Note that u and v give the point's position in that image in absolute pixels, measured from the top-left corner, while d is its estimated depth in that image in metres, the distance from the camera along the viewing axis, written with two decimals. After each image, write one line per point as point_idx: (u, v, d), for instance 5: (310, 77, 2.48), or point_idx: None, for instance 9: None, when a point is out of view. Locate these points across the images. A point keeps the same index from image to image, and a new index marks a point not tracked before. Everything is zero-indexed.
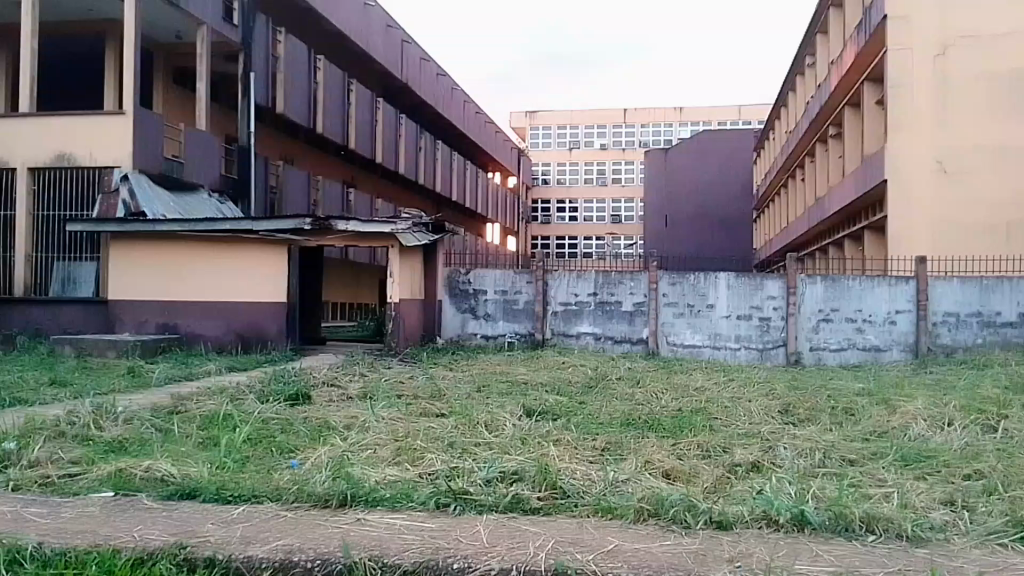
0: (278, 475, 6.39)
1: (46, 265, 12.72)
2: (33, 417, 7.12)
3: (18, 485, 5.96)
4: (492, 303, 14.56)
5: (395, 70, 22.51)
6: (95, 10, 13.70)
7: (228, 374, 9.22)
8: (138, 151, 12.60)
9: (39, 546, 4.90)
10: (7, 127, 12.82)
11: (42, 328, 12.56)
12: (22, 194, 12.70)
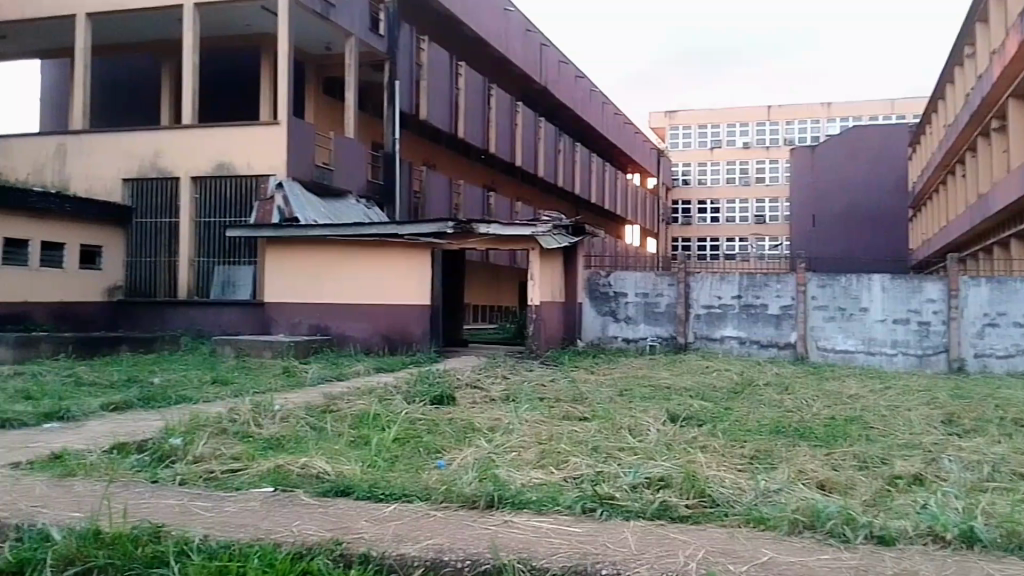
0: (427, 475, 6.43)
1: (208, 270, 13.50)
2: (198, 414, 7.43)
3: (185, 479, 6.18)
4: (633, 305, 14.73)
5: (535, 73, 22.53)
6: (252, 24, 14.65)
7: (375, 374, 9.55)
8: (292, 159, 13.25)
9: (204, 540, 5.00)
10: (172, 138, 13.63)
11: (204, 329, 13.27)
12: (187, 202, 13.53)
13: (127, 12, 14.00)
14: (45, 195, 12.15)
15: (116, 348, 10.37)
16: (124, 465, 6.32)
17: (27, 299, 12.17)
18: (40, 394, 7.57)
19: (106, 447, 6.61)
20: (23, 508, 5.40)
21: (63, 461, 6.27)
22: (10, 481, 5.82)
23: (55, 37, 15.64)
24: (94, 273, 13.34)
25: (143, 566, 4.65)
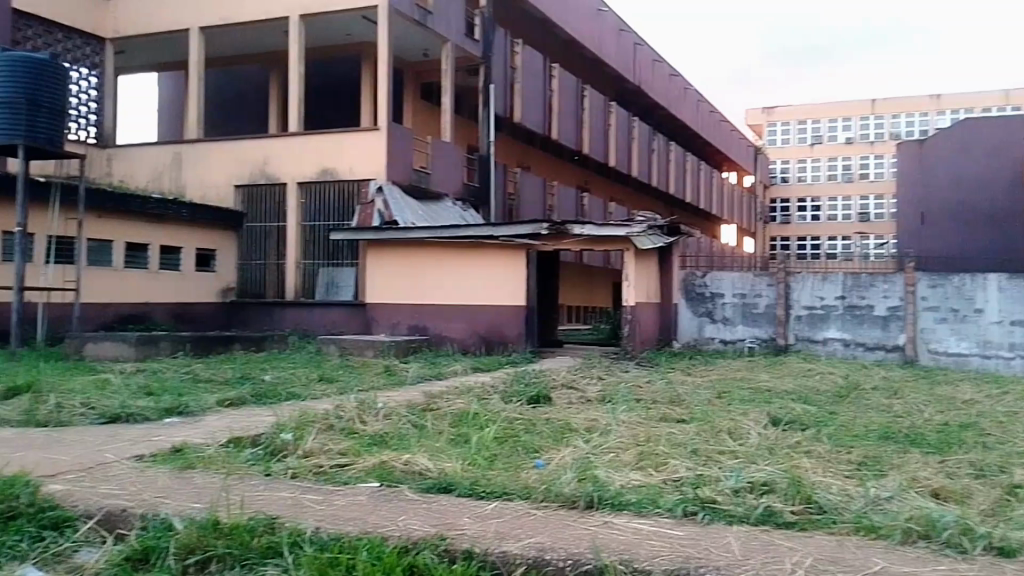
0: (526, 475, 6.46)
1: (313, 271, 14.02)
2: (306, 410, 7.71)
3: (296, 473, 6.41)
4: (730, 306, 14.73)
5: (628, 73, 22.38)
6: (353, 33, 15.20)
7: (473, 374, 9.69)
8: (392, 163, 13.63)
9: (315, 532, 5.16)
10: (279, 145, 14.17)
11: (310, 329, 13.79)
12: (293, 207, 14.09)
13: (237, 25, 14.73)
14: (163, 201, 13.01)
15: (229, 346, 10.74)
16: (239, 459, 6.59)
17: (147, 299, 13.01)
18: (161, 390, 8.00)
19: (222, 441, 6.91)
20: (148, 498, 5.70)
21: (183, 454, 6.56)
22: (136, 473, 6.16)
23: (167, 51, 16.57)
24: (207, 275, 14.10)
25: (259, 556, 4.86)
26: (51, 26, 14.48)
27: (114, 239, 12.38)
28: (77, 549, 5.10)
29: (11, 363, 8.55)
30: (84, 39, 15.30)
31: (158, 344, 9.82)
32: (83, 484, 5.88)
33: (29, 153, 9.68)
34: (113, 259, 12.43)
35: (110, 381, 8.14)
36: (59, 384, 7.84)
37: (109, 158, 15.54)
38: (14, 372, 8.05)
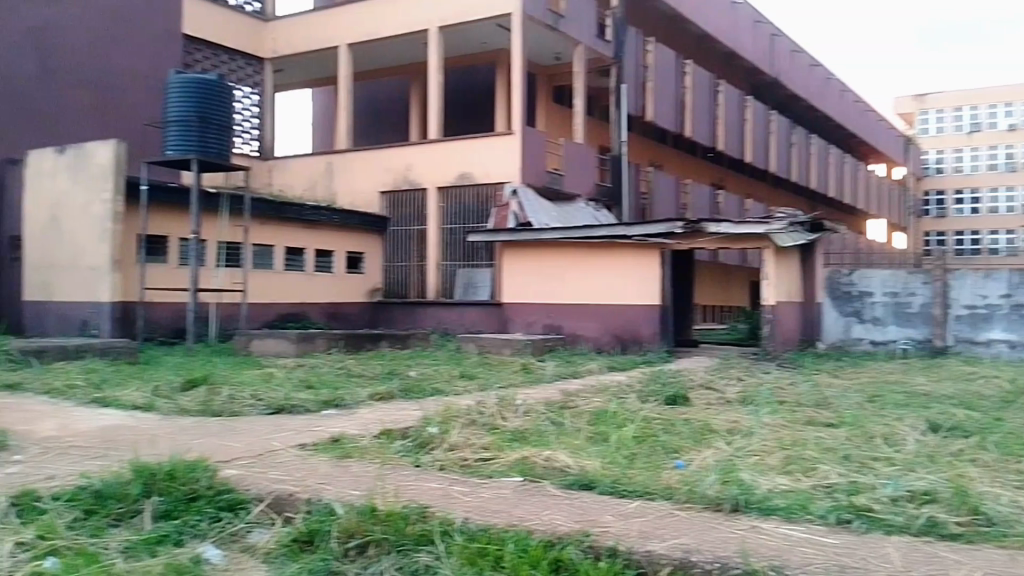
0: (667, 474, 6.44)
1: (452, 272, 14.52)
2: (450, 405, 8.03)
3: (444, 465, 6.69)
4: (881, 306, 14.03)
5: (764, 65, 21.69)
6: (488, 41, 15.71)
7: (609, 373, 9.74)
8: (527, 166, 13.94)
9: (463, 523, 5.38)
10: (420, 153, 14.75)
11: (450, 328, 14.27)
12: (433, 211, 14.68)
13: (380, 40, 15.53)
14: (317, 208, 13.90)
15: (377, 344, 11.25)
16: (392, 451, 6.95)
17: (302, 300, 13.87)
18: (319, 383, 8.55)
19: (375, 433, 7.33)
20: (311, 484, 6.12)
21: (341, 444, 7.02)
22: (300, 460, 6.63)
23: (314, 69, 17.70)
24: (356, 277, 14.89)
25: (413, 542, 5.07)
26: (217, 48, 15.87)
27: (274, 244, 13.32)
28: (250, 530, 5.52)
29: (190, 358, 9.38)
30: (246, 60, 16.54)
31: (313, 341, 10.44)
32: (254, 470, 6.39)
33: (199, 166, 10.54)
34: (273, 262, 13.34)
35: (274, 375, 8.78)
36: (230, 377, 8.56)
37: (269, 169, 16.49)
38: (192, 366, 8.85)
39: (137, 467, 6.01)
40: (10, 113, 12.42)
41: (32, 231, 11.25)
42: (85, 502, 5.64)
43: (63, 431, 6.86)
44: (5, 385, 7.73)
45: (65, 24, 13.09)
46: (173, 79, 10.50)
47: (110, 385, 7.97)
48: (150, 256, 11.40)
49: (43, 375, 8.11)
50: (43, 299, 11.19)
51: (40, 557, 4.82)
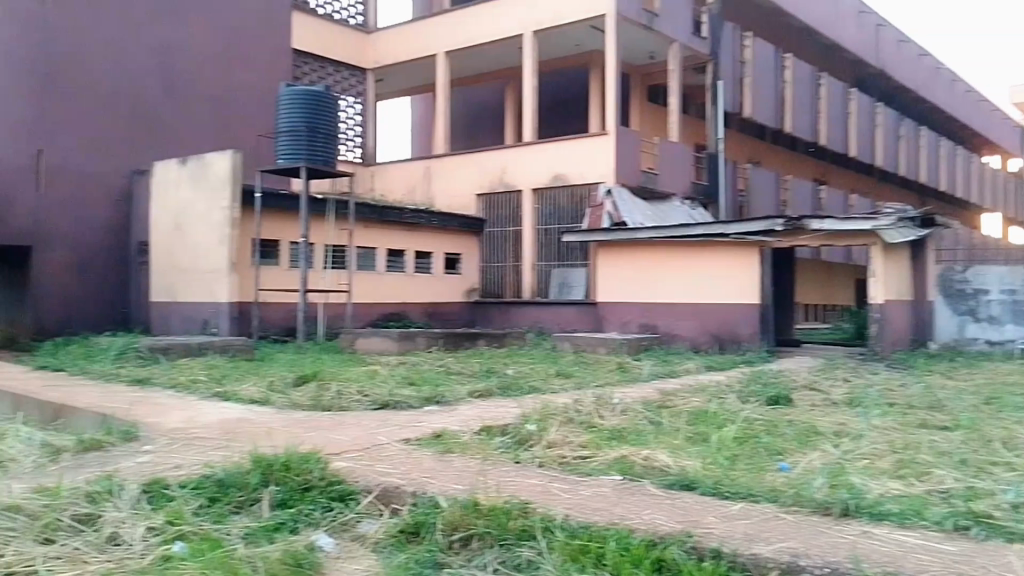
0: (772, 477, 6.34)
1: (546, 272, 14.75)
2: (547, 403, 8.15)
3: (543, 462, 6.80)
4: (997, 304, 13.38)
5: (869, 56, 20.88)
6: (583, 43, 15.84)
7: (707, 373, 9.68)
8: (621, 166, 13.97)
9: (564, 519, 5.45)
10: (515, 155, 15.01)
11: (545, 327, 14.44)
12: (529, 211, 14.90)
13: (477, 46, 15.92)
14: (416, 210, 14.26)
15: (474, 342, 11.48)
16: (492, 447, 7.12)
17: (403, 299, 14.30)
18: (421, 380, 8.85)
19: (476, 429, 7.53)
20: (416, 477, 6.35)
21: (443, 440, 7.24)
22: (404, 454, 6.89)
23: (412, 76, 18.28)
24: (454, 277, 15.24)
25: (515, 537, 5.19)
26: (323, 60, 16.67)
27: (376, 246, 13.75)
28: (360, 520, 5.81)
29: (300, 355, 9.88)
30: (351, 71, 17.31)
31: (414, 339, 10.78)
32: (363, 462, 6.68)
33: (307, 173, 11.08)
34: (376, 263, 13.80)
35: (378, 371, 9.13)
36: (338, 373, 8.96)
37: (371, 174, 17.35)
38: (303, 362, 9.30)
39: (255, 457, 6.37)
40: (141, 129, 13.39)
41: (158, 237, 12.07)
42: (209, 491, 6.02)
43: (189, 423, 7.36)
44: (138, 379, 8.36)
45: (187, 45, 14.00)
46: (284, 92, 11.00)
47: (230, 379, 8.50)
48: (263, 258, 12.07)
49: (170, 370, 8.72)
50: (169, 300, 12.01)
51: (170, 541, 5.17)
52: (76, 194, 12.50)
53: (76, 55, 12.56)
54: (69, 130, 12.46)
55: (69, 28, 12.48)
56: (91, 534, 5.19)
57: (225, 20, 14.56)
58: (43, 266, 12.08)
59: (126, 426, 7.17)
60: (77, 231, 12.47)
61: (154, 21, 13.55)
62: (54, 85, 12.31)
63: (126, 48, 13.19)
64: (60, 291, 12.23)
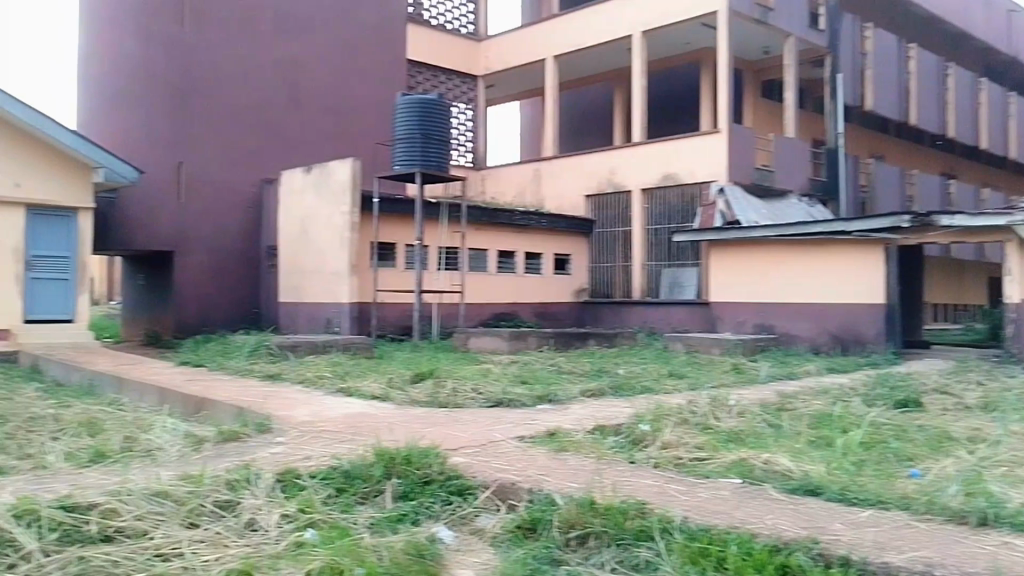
0: (902, 483, 6.11)
1: (657, 273, 14.86)
2: (661, 404, 8.13)
3: (659, 463, 6.78)
4: None
5: (999, 43, 19.81)
6: (694, 41, 15.78)
7: (828, 375, 9.47)
8: (734, 164, 13.90)
9: (683, 521, 5.40)
10: (625, 156, 15.18)
11: (656, 327, 14.50)
12: (638, 212, 15.05)
13: (586, 49, 16.16)
14: (526, 212, 14.44)
15: (584, 342, 11.54)
16: (606, 446, 7.18)
17: (514, 299, 14.53)
18: (534, 378, 8.98)
19: (590, 428, 7.58)
20: (532, 474, 6.47)
21: (557, 438, 7.34)
22: (520, 451, 7.03)
23: (521, 82, 18.68)
24: (564, 278, 15.39)
25: (633, 537, 5.20)
26: (436, 69, 17.24)
27: (487, 247, 14.00)
28: (478, 514, 6.00)
29: (417, 353, 10.23)
30: (462, 79, 17.85)
31: (526, 339, 10.96)
32: (480, 458, 6.86)
33: (424, 178, 11.45)
34: (487, 265, 14.05)
35: (491, 370, 9.33)
36: (454, 370, 9.23)
37: (483, 178, 17.71)
38: (419, 360, 9.63)
39: (378, 450, 6.62)
40: (269, 142, 14.10)
41: (285, 241, 12.75)
42: (336, 481, 6.31)
43: (316, 417, 7.76)
44: (269, 374, 8.88)
45: (309, 58, 14.62)
46: (401, 101, 11.42)
47: (353, 375, 8.90)
48: (381, 261, 12.54)
49: (297, 366, 9.21)
50: (294, 301, 12.66)
51: (302, 529, 5.46)
52: (211, 203, 13.31)
53: (212, 73, 13.42)
54: (205, 143, 13.29)
55: (204, 46, 13.32)
56: (232, 520, 5.54)
57: (345, 32, 15.11)
58: (183, 269, 12.98)
59: (260, 418, 7.62)
60: (213, 237, 13.28)
61: (280, 37, 14.26)
62: (191, 100, 13.17)
63: (256, 65, 13.96)
64: (199, 292, 13.11)
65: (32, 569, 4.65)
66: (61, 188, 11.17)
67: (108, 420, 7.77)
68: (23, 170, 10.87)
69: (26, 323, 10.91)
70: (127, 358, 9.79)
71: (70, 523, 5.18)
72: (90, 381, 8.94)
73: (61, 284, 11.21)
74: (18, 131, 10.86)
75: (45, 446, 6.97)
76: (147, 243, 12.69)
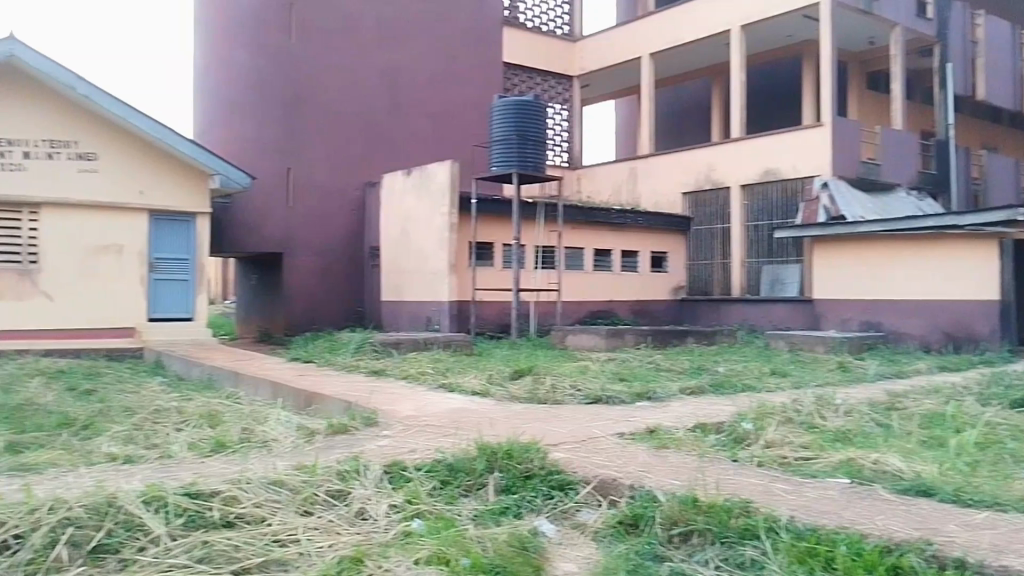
0: (1020, 484, 5.90)
1: (757, 270, 14.91)
2: (765, 402, 8.14)
3: (762, 461, 6.68)
4: None
5: None
6: (795, 34, 15.98)
7: (939, 373, 9.28)
8: (838, 158, 13.96)
9: (790, 520, 5.18)
10: (725, 151, 15.44)
11: (756, 324, 14.58)
12: (737, 208, 15.22)
13: (683, 45, 16.58)
14: (622, 211, 14.54)
15: (683, 339, 11.56)
16: (708, 443, 7.16)
17: (611, 297, 14.61)
18: (632, 376, 9.05)
19: (690, 426, 7.59)
20: (633, 471, 6.42)
21: (656, 435, 7.37)
22: (620, 447, 7.07)
23: (617, 80, 19.24)
24: (661, 276, 15.54)
25: (738, 535, 5.02)
26: (531, 71, 17.85)
27: (583, 245, 14.14)
28: (579, 509, 6.00)
29: (515, 350, 10.46)
30: (558, 79, 18.47)
31: (622, 336, 11.04)
32: (579, 455, 6.88)
33: (519, 179, 11.65)
34: (583, 263, 14.17)
35: (589, 367, 9.43)
36: (553, 367, 9.38)
37: (579, 177, 18.37)
38: (518, 357, 9.83)
39: (479, 445, 6.69)
40: (372, 148, 14.61)
41: (389, 242, 13.22)
42: (440, 474, 6.38)
43: (419, 411, 8.00)
44: (374, 371, 9.21)
45: (409, 64, 15.06)
46: (497, 104, 11.62)
47: (454, 372, 9.15)
48: (480, 261, 12.85)
49: (401, 363, 9.52)
50: (396, 299, 13.09)
51: (409, 519, 5.51)
52: (319, 207, 13.94)
53: (317, 82, 14.07)
54: (313, 151, 13.95)
55: (311, 58, 14.02)
56: (344, 509, 5.61)
57: (441, 38, 15.49)
58: (294, 271, 13.62)
59: (367, 412, 7.90)
60: (320, 239, 13.90)
61: (380, 45, 14.74)
62: (299, 110, 13.88)
63: (361, 73, 14.54)
64: (306, 291, 13.66)
65: (160, 552, 4.64)
66: (180, 194, 11.89)
67: (227, 412, 8.22)
68: (147, 178, 11.62)
69: (151, 321, 11.64)
70: (240, 354, 10.32)
71: (194, 509, 5.19)
72: (208, 377, 9.48)
73: (183, 286, 11.92)
74: (144, 142, 11.62)
75: (169, 436, 7.40)
76: (260, 246, 13.43)
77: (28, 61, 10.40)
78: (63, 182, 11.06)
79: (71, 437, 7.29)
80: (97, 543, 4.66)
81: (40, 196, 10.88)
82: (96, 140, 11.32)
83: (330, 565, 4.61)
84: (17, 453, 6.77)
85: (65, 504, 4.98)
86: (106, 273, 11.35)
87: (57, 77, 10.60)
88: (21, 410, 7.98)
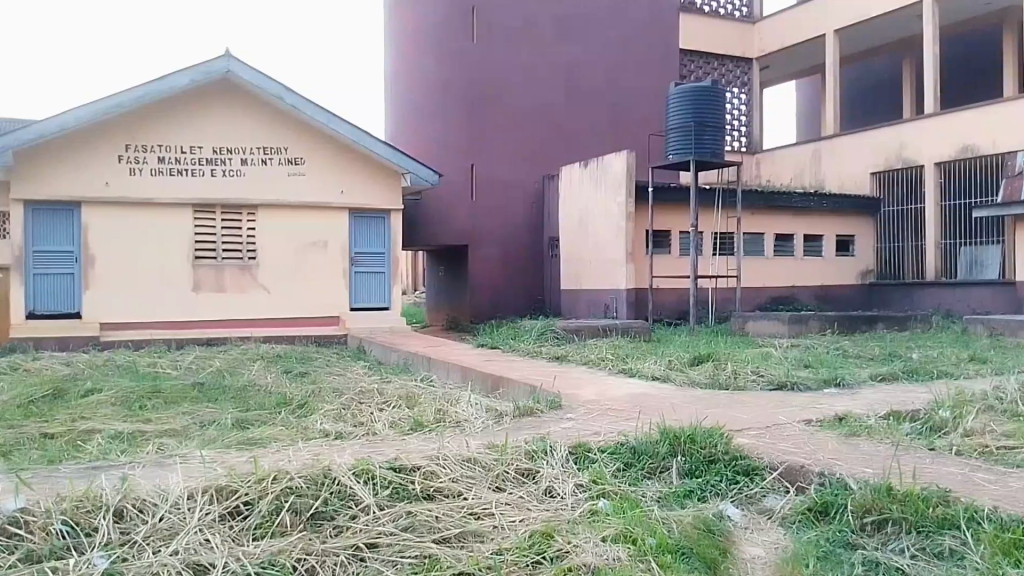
0: None
1: (953, 250, 14.65)
2: (963, 389, 7.85)
3: (962, 449, 6.27)
4: None
5: None
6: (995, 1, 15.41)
7: None
8: None
9: (994, 511, 4.56)
10: (916, 125, 15.16)
11: (953, 309, 14.21)
12: (932, 187, 14.86)
13: (867, 20, 16.48)
14: (806, 195, 14.18)
15: (872, 325, 11.28)
16: (902, 431, 6.82)
17: (793, 283, 14.41)
18: (818, 363, 8.94)
19: (882, 414, 7.33)
20: (822, 458, 5.81)
21: (847, 423, 7.13)
22: (808, 434, 6.78)
23: (796, 60, 19.41)
24: (848, 259, 15.18)
25: (936, 526, 4.48)
26: (709, 57, 18.39)
27: (764, 232, 14.04)
28: (766, 495, 5.44)
29: (693, 336, 10.54)
30: (736, 63, 18.89)
31: (807, 321, 11.06)
32: (764, 441, 6.49)
33: (696, 166, 11.70)
34: (764, 248, 14.07)
35: (772, 354, 9.45)
36: (735, 354, 9.48)
37: (757, 161, 18.75)
38: (697, 343, 9.95)
39: (662, 428, 6.22)
40: (550, 143, 15.30)
41: (567, 232, 13.72)
42: (624, 456, 6.02)
43: (601, 395, 8.24)
44: (557, 357, 9.64)
45: (584, 59, 15.59)
46: (676, 91, 11.75)
47: (633, 358, 9.42)
48: (657, 248, 13.13)
49: (582, 350, 9.95)
50: (576, 287, 13.60)
51: (596, 498, 5.19)
52: (501, 201, 14.87)
53: (499, 83, 14.93)
54: (496, 148, 14.87)
55: (492, 60, 14.87)
56: (532, 486, 5.38)
57: (614, 31, 15.86)
58: (478, 261, 14.59)
59: (551, 396, 8.15)
60: (501, 231, 14.79)
61: (555, 42, 15.34)
62: (483, 110, 14.81)
63: (539, 72, 15.24)
64: (488, 280, 14.61)
65: (370, 520, 4.59)
66: (374, 192, 12.85)
67: (423, 394, 8.87)
68: (346, 179, 12.66)
69: (353, 310, 12.77)
70: (432, 340, 11.11)
71: (398, 481, 5.17)
72: (404, 362, 10.34)
73: (381, 276, 12.94)
74: (342, 146, 12.65)
75: (373, 415, 8.03)
76: (448, 239, 14.51)
77: (243, 75, 11.59)
78: (275, 186, 12.29)
79: (289, 414, 8.09)
80: (315, 510, 4.68)
81: (256, 199, 12.16)
82: (302, 146, 12.47)
83: (522, 538, 4.39)
84: (245, 428, 7.52)
85: (287, 474, 5.02)
86: (312, 268, 12.55)
87: (269, 91, 11.75)
88: (245, 391, 8.98)
